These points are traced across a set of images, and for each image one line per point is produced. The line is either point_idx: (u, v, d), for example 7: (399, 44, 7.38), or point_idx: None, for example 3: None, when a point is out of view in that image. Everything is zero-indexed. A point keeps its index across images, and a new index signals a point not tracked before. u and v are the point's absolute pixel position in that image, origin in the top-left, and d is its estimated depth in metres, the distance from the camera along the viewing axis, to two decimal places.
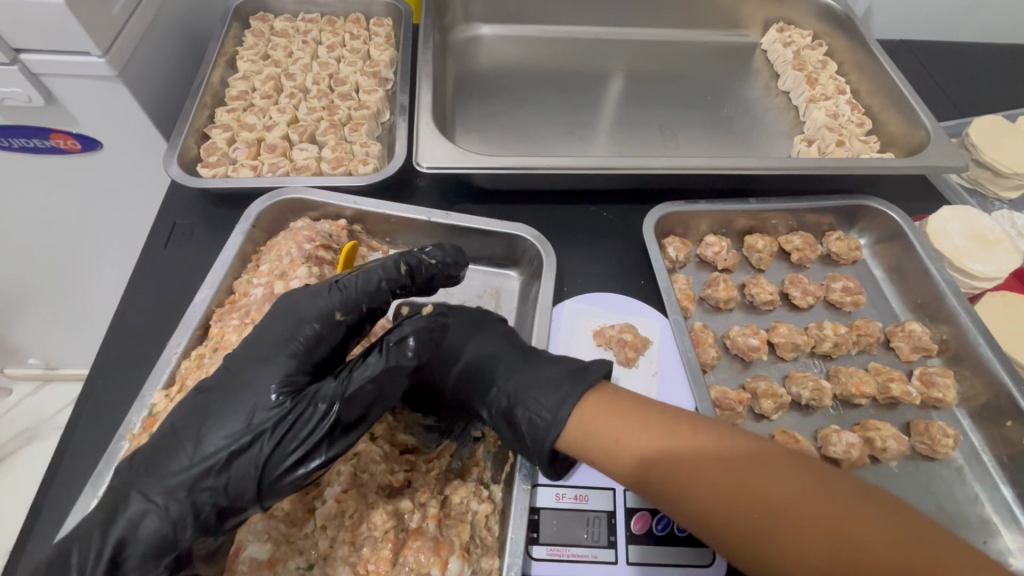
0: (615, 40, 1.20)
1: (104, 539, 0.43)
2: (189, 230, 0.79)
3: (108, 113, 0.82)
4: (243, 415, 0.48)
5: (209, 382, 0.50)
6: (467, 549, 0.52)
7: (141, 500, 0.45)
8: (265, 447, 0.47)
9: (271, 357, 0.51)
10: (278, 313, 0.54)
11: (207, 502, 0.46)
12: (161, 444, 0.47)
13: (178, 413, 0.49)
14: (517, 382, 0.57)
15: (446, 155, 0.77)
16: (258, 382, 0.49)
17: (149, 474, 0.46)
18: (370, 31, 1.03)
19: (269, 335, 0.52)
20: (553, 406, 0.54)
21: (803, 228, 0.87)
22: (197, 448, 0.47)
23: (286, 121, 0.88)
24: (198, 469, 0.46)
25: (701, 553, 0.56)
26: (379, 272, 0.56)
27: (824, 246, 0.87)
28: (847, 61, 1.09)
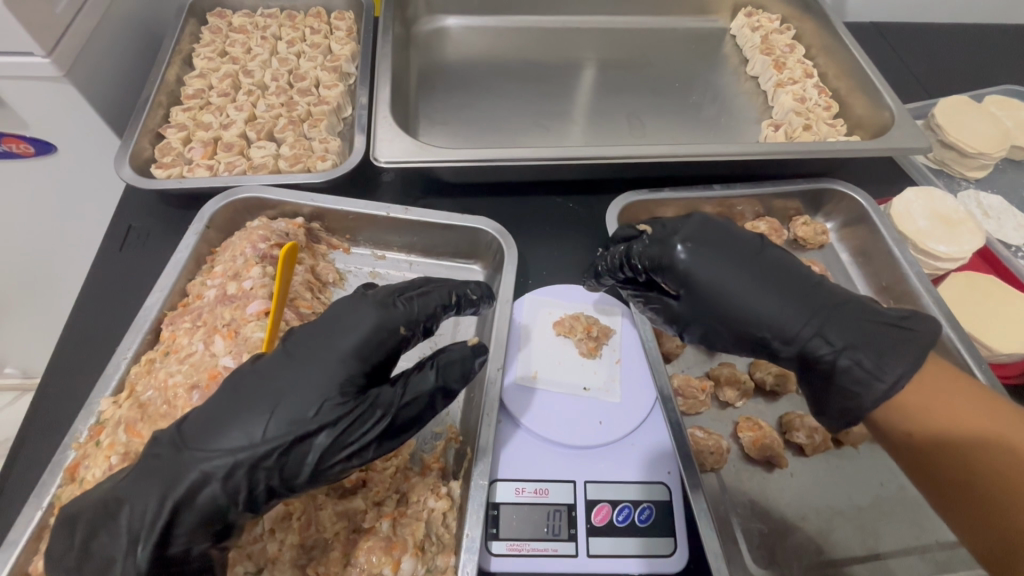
0: (583, 29, 1.19)
1: (162, 503, 0.43)
2: (145, 233, 0.77)
3: (59, 114, 0.80)
4: (310, 403, 0.47)
5: (268, 363, 0.49)
6: (422, 548, 0.51)
7: (201, 469, 0.44)
8: (327, 439, 0.46)
9: (334, 353, 0.49)
10: (341, 309, 0.52)
11: (261, 482, 0.45)
12: (220, 418, 0.46)
13: (240, 384, 0.47)
14: (849, 323, 0.51)
15: (403, 149, 0.75)
16: (321, 376, 0.48)
17: (206, 444, 0.45)
18: (331, 25, 1.01)
19: (328, 331, 0.51)
20: (896, 364, 0.48)
21: (876, 340, 0.49)
22: (262, 427, 0.45)
23: (243, 119, 0.87)
24: (266, 449, 0.45)
25: (662, 543, 0.56)
26: (437, 296, 0.57)
27: (882, 367, 0.48)
28: (814, 44, 1.09)
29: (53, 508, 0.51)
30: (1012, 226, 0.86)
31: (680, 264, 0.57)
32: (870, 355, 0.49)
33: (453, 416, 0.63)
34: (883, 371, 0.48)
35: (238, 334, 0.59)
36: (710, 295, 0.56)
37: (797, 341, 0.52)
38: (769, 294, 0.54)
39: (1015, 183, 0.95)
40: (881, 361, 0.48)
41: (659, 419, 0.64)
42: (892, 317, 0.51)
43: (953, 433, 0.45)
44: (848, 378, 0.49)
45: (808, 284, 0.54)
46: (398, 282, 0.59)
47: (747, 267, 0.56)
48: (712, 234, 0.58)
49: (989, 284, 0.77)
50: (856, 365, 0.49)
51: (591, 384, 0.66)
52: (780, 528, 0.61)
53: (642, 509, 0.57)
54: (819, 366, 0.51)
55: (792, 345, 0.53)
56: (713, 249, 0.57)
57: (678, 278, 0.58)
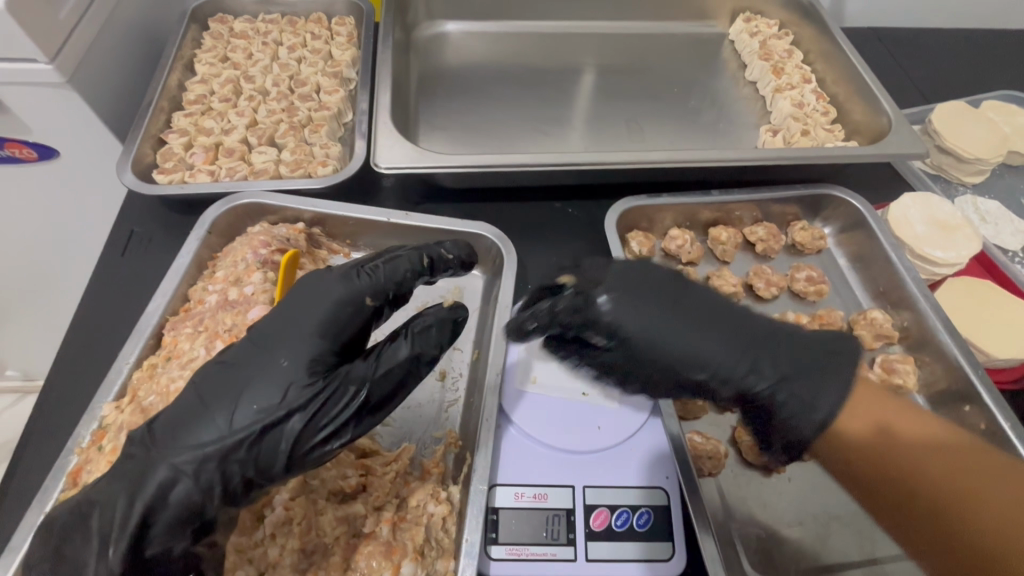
0: (582, 34, 1.19)
1: (131, 506, 0.43)
2: (147, 238, 0.78)
3: (61, 120, 0.80)
4: (276, 389, 0.47)
5: (233, 353, 0.49)
6: (422, 553, 0.52)
7: (170, 467, 0.44)
8: (297, 423, 0.46)
9: (299, 332, 0.50)
10: (306, 288, 0.53)
11: (236, 473, 0.45)
12: (188, 415, 0.46)
13: (205, 379, 0.48)
14: (778, 359, 0.53)
15: (404, 155, 0.76)
16: (286, 359, 0.48)
17: (176, 443, 0.45)
18: (332, 30, 1.02)
19: (294, 309, 0.52)
20: (830, 394, 0.51)
21: (811, 376, 0.52)
22: (229, 419, 0.46)
23: (244, 124, 0.87)
24: (234, 438, 0.45)
25: (661, 547, 0.56)
26: (405, 262, 0.59)
27: (821, 398, 0.51)
28: (812, 50, 1.09)
29: None
30: (1009, 231, 0.87)
31: (614, 323, 0.54)
32: (806, 387, 0.51)
33: (452, 421, 0.64)
34: (817, 404, 0.51)
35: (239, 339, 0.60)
36: (649, 349, 0.54)
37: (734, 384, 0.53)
38: (710, 338, 0.54)
39: (1012, 188, 0.95)
40: (818, 393, 0.51)
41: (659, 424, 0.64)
42: (820, 343, 0.54)
43: (897, 447, 0.49)
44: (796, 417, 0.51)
45: (744, 321, 0.55)
46: (366, 256, 0.60)
47: (681, 313, 0.54)
48: (640, 282, 0.55)
49: (986, 289, 0.77)
50: (794, 400, 0.51)
51: (591, 389, 0.65)
52: (778, 532, 0.61)
53: (641, 514, 0.58)
54: (770, 409, 0.52)
55: (744, 390, 0.53)
56: (641, 300, 0.54)
57: (607, 331, 0.55)
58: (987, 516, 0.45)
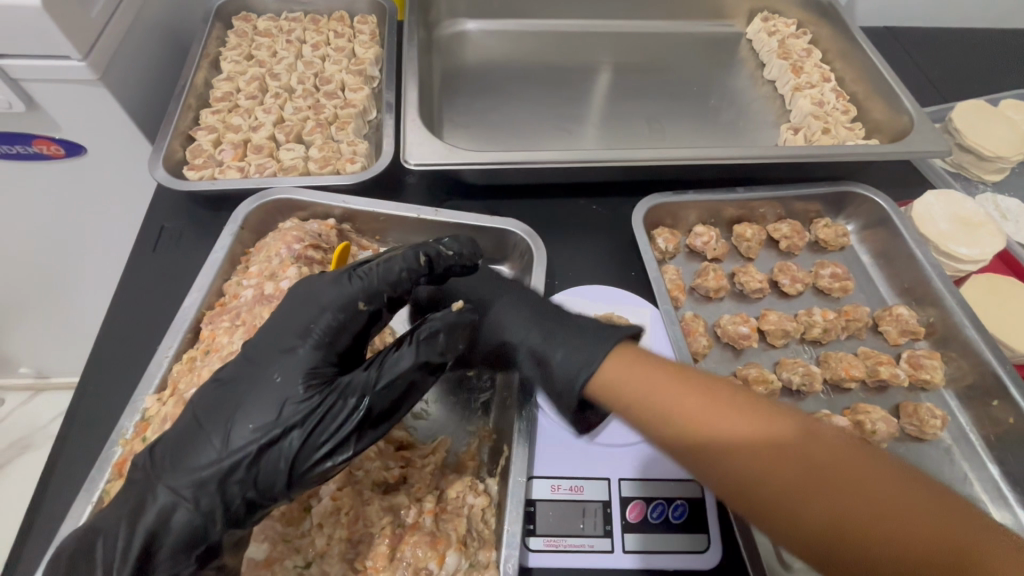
0: (600, 33, 1.20)
1: (133, 532, 0.43)
2: (178, 234, 0.78)
3: (91, 117, 0.81)
4: (272, 407, 0.47)
5: (230, 373, 0.50)
6: (465, 543, 0.52)
7: (169, 491, 0.45)
8: (296, 440, 0.46)
9: (293, 349, 0.51)
10: (297, 297, 0.54)
11: (236, 495, 0.45)
12: (185, 438, 0.47)
13: (203, 401, 0.49)
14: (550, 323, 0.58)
15: (433, 152, 0.77)
16: (281, 376, 0.49)
17: (174, 467, 0.46)
18: (355, 28, 1.03)
19: (285, 319, 0.53)
20: (586, 347, 0.53)
21: (581, 338, 0.55)
22: (226, 440, 0.46)
23: (271, 121, 0.88)
24: (232, 456, 0.45)
25: (696, 539, 0.57)
26: (399, 262, 0.55)
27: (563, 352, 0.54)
28: (831, 49, 1.10)
29: (102, 502, 0.52)
30: None
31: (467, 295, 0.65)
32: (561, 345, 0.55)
33: (485, 416, 0.65)
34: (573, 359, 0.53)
35: None
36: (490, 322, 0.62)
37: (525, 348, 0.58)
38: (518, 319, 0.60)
39: None
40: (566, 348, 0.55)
41: None
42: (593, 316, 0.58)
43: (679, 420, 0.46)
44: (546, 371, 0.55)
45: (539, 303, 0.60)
46: (365, 259, 0.58)
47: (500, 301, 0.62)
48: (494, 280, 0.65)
49: (1011, 286, 0.78)
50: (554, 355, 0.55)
51: None
52: None
53: (676, 506, 0.58)
54: (547, 365, 0.56)
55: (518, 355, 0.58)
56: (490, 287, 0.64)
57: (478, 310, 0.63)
58: (835, 495, 0.40)
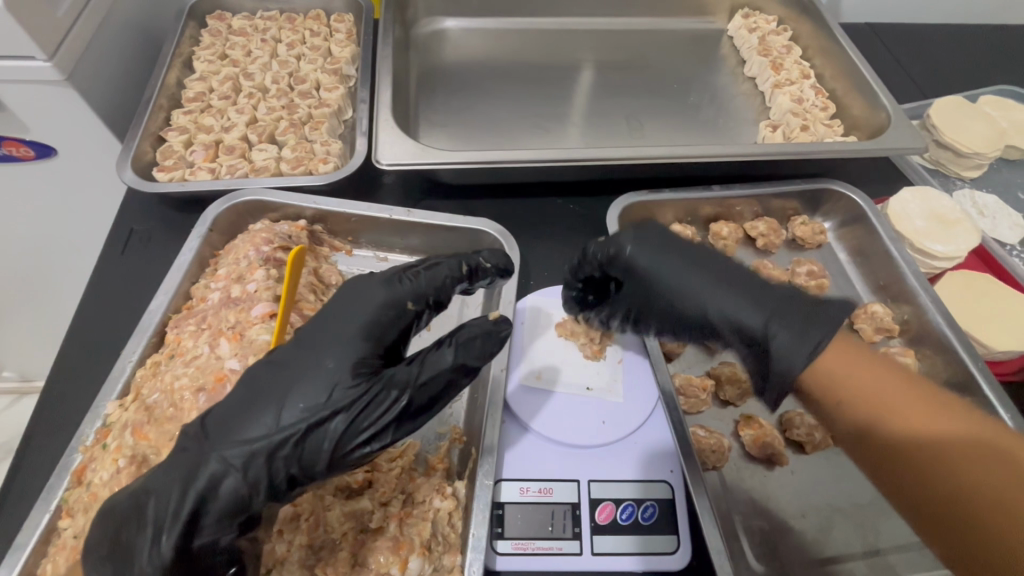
0: (582, 31, 1.19)
1: (185, 494, 0.43)
2: (147, 237, 0.77)
3: (60, 118, 0.80)
4: (322, 389, 0.48)
5: (281, 355, 0.50)
6: (429, 548, 0.51)
7: (221, 459, 0.44)
8: (341, 423, 0.46)
9: (345, 337, 0.51)
10: (350, 292, 0.55)
11: (282, 470, 0.45)
12: (240, 410, 0.47)
13: (260, 373, 0.49)
14: (760, 298, 0.56)
15: (405, 151, 0.76)
16: (333, 362, 0.49)
17: (227, 437, 0.46)
18: (331, 27, 1.02)
19: (338, 312, 0.53)
20: (818, 333, 0.51)
21: (784, 308, 0.54)
22: (277, 415, 0.46)
23: (244, 121, 0.87)
24: (286, 430, 0.46)
25: (666, 540, 0.57)
26: (444, 269, 0.59)
27: (810, 335, 0.51)
28: (811, 46, 1.09)
29: (61, 511, 0.51)
30: (1006, 225, 0.88)
31: (632, 261, 0.64)
32: (792, 326, 0.52)
33: (456, 416, 0.64)
34: (806, 339, 0.51)
35: (243, 337, 0.59)
36: (658, 284, 0.62)
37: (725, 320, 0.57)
38: (701, 283, 0.60)
39: (1010, 182, 0.96)
40: (805, 331, 0.52)
41: (662, 420, 0.64)
42: (811, 303, 0.54)
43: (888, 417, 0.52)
44: (774, 351, 0.52)
45: (733, 271, 0.60)
46: (411, 265, 0.61)
47: (683, 259, 0.61)
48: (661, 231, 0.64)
49: (985, 282, 0.78)
50: (773, 332, 0.53)
51: (594, 384, 0.66)
52: (781, 525, 0.62)
53: (646, 507, 0.58)
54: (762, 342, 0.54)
55: (763, 332, 0.54)
56: (661, 242, 0.63)
57: (631, 270, 0.64)
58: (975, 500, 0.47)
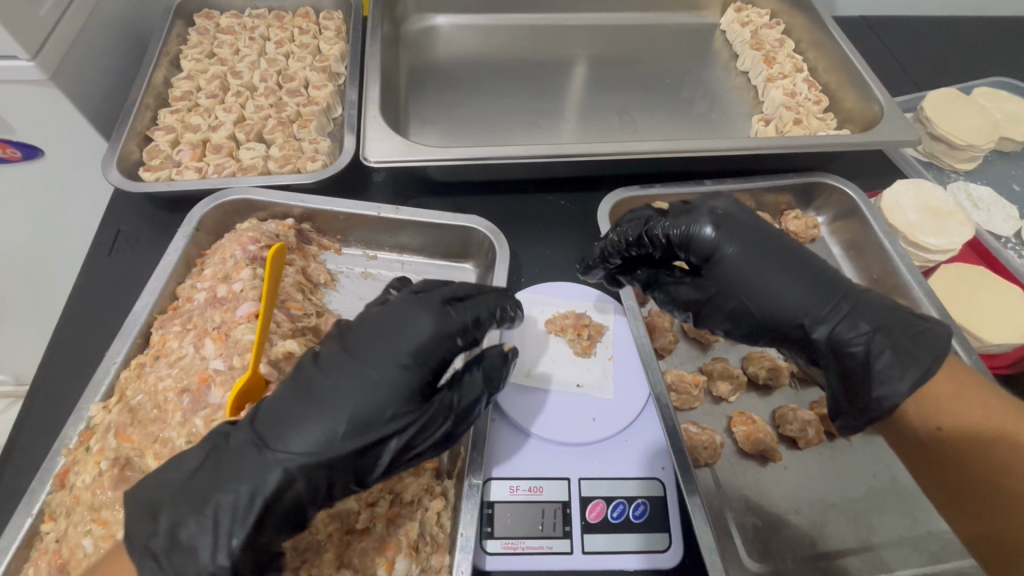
0: (574, 26, 1.18)
1: (253, 498, 0.43)
2: (133, 237, 0.77)
3: (45, 118, 0.79)
4: (384, 405, 0.47)
5: (331, 360, 0.49)
6: (416, 548, 0.51)
7: (287, 467, 0.44)
8: (397, 441, 0.47)
9: (396, 359, 0.48)
10: (395, 315, 0.50)
11: (341, 478, 0.46)
12: (295, 416, 0.46)
13: (314, 385, 0.48)
14: (860, 310, 0.54)
15: (392, 148, 0.75)
16: (392, 380, 0.47)
17: (290, 443, 0.45)
18: (320, 25, 1.01)
19: (385, 338, 0.49)
20: (919, 360, 0.51)
21: (872, 315, 0.53)
22: (340, 426, 0.46)
23: (232, 120, 0.86)
24: (347, 447, 0.45)
25: (657, 539, 0.56)
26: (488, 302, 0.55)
27: (908, 365, 0.51)
28: (804, 39, 1.09)
29: (44, 514, 0.51)
30: (1001, 217, 0.87)
31: (715, 247, 0.57)
32: (889, 347, 0.52)
33: None
34: (910, 363, 0.51)
35: (228, 337, 0.58)
36: (742, 284, 0.56)
37: (816, 330, 0.54)
38: (796, 283, 0.55)
39: (1005, 175, 0.95)
40: (900, 358, 0.52)
41: (653, 415, 0.64)
42: (906, 320, 0.54)
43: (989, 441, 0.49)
44: (874, 367, 0.52)
45: (812, 269, 0.56)
46: (441, 284, 0.55)
47: (766, 253, 0.56)
48: (737, 215, 0.59)
49: (980, 275, 0.77)
50: (878, 359, 0.52)
51: (585, 381, 0.66)
52: (774, 521, 0.61)
53: (637, 505, 0.58)
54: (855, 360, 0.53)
55: (868, 351, 0.52)
56: (741, 233, 0.57)
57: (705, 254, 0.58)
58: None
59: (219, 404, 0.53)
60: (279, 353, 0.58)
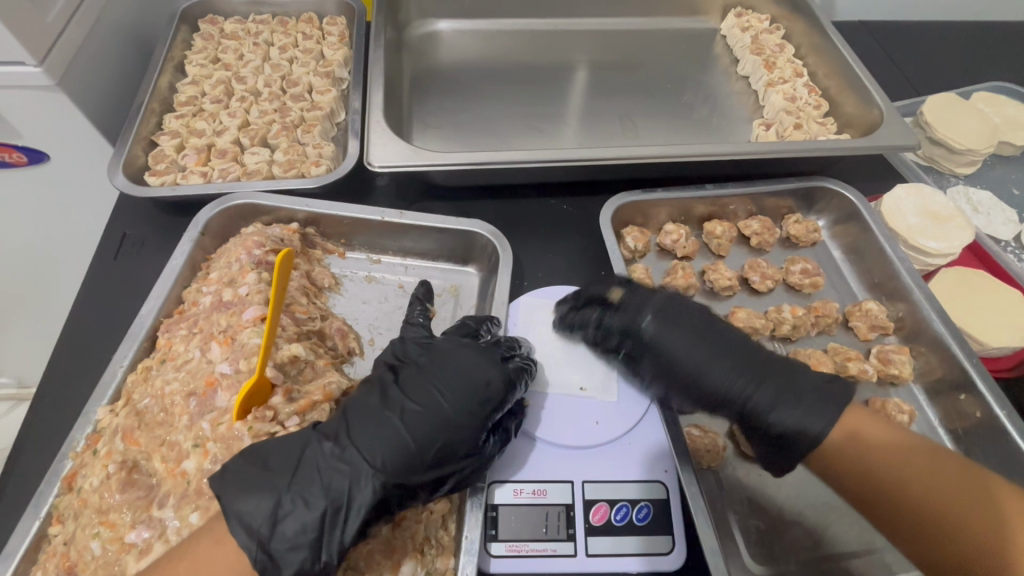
0: (575, 31, 1.19)
1: (361, 507, 0.47)
2: (139, 241, 0.77)
3: (51, 123, 0.80)
4: (469, 438, 0.52)
5: (416, 390, 0.53)
6: (422, 551, 0.52)
7: (387, 483, 0.48)
8: (472, 469, 0.53)
9: (478, 399, 0.53)
10: (466, 365, 0.54)
11: (419, 496, 0.51)
12: (389, 437, 0.50)
13: (401, 410, 0.51)
14: (767, 380, 0.58)
15: (396, 153, 0.75)
16: (477, 418, 0.52)
17: (390, 460, 0.49)
18: (324, 30, 1.02)
19: (456, 390, 0.53)
20: (811, 412, 0.55)
21: (797, 391, 0.57)
22: (430, 453, 0.50)
23: (236, 125, 0.87)
24: (428, 475, 0.50)
25: (661, 541, 0.56)
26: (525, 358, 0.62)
27: (796, 424, 0.55)
28: (804, 43, 1.10)
29: (51, 517, 0.51)
30: (1001, 221, 0.88)
31: (652, 335, 0.64)
32: (786, 407, 0.56)
33: None
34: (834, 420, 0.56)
35: (234, 341, 0.58)
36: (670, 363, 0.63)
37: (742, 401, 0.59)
38: (715, 361, 0.61)
39: (1004, 179, 0.96)
40: (795, 418, 0.55)
41: (656, 418, 0.65)
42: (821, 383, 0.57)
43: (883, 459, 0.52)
44: (793, 430, 0.55)
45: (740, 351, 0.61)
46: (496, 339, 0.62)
47: (695, 338, 0.63)
48: (681, 309, 0.65)
49: (980, 278, 0.78)
50: (787, 418, 0.56)
51: (588, 385, 0.66)
52: (777, 524, 0.61)
53: (640, 508, 0.58)
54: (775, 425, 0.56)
55: (785, 420, 0.56)
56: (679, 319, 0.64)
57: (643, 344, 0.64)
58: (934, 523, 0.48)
59: (226, 408, 0.53)
60: (284, 357, 0.58)
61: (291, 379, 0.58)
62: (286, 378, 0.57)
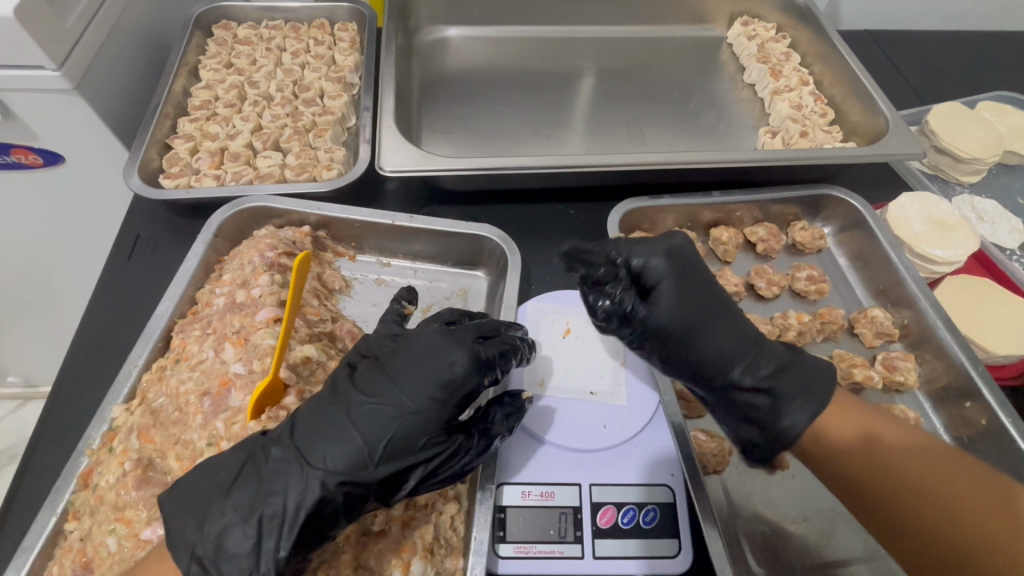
0: (582, 39, 1.20)
1: (298, 511, 0.45)
2: (153, 242, 0.78)
3: (68, 126, 0.81)
4: (415, 434, 0.49)
5: (366, 385, 0.51)
6: (431, 551, 0.52)
7: (322, 484, 0.46)
8: (425, 468, 0.50)
9: (427, 390, 0.50)
10: (425, 350, 0.53)
11: (368, 497, 0.48)
12: (330, 433, 0.48)
13: (350, 404, 0.50)
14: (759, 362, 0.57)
15: (407, 158, 0.76)
16: (425, 411, 0.50)
17: (324, 461, 0.47)
18: (335, 36, 1.03)
19: (410, 381, 0.51)
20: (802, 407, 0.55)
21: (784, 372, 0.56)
22: (370, 451, 0.48)
23: (249, 129, 0.88)
24: (381, 471, 0.48)
25: (667, 544, 0.57)
26: (522, 348, 0.59)
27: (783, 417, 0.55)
28: (810, 52, 1.11)
29: (67, 514, 0.52)
30: (1006, 229, 0.88)
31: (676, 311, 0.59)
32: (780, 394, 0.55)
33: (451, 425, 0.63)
34: (812, 401, 0.55)
35: (248, 342, 0.59)
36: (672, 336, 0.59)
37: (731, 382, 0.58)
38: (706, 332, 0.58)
39: (1009, 188, 0.96)
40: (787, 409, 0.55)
41: (660, 425, 0.65)
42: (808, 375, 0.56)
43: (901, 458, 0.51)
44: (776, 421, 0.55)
45: (745, 319, 0.60)
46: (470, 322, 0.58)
47: (701, 310, 0.59)
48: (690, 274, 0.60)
49: (984, 287, 0.78)
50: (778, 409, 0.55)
51: (598, 388, 0.67)
52: (783, 529, 0.62)
53: (647, 511, 0.58)
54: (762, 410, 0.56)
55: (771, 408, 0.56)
56: (689, 281, 0.60)
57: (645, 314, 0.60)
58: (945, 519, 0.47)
59: (240, 408, 0.54)
60: (297, 358, 0.59)
61: (296, 375, 0.58)
62: (291, 375, 0.57)
